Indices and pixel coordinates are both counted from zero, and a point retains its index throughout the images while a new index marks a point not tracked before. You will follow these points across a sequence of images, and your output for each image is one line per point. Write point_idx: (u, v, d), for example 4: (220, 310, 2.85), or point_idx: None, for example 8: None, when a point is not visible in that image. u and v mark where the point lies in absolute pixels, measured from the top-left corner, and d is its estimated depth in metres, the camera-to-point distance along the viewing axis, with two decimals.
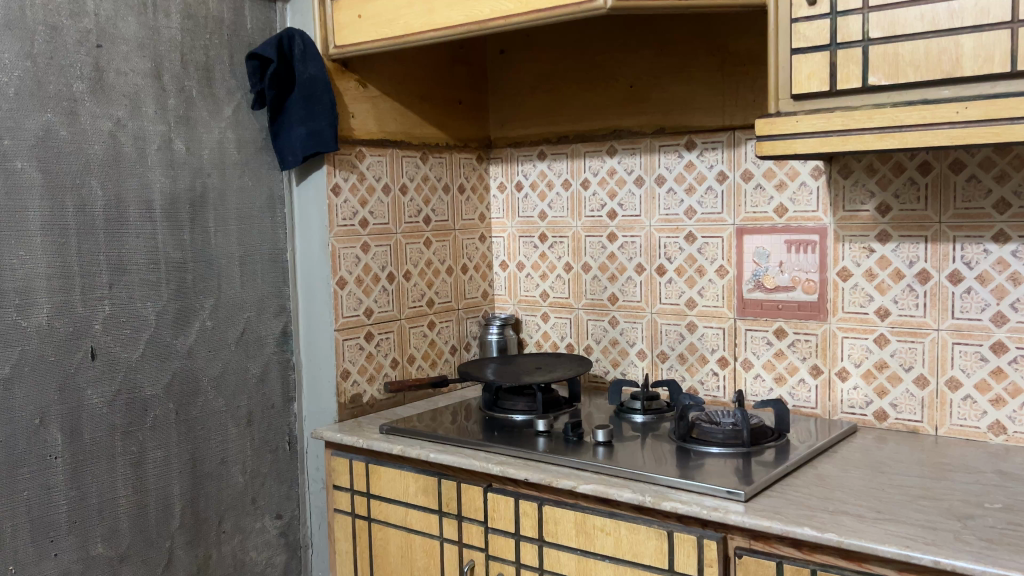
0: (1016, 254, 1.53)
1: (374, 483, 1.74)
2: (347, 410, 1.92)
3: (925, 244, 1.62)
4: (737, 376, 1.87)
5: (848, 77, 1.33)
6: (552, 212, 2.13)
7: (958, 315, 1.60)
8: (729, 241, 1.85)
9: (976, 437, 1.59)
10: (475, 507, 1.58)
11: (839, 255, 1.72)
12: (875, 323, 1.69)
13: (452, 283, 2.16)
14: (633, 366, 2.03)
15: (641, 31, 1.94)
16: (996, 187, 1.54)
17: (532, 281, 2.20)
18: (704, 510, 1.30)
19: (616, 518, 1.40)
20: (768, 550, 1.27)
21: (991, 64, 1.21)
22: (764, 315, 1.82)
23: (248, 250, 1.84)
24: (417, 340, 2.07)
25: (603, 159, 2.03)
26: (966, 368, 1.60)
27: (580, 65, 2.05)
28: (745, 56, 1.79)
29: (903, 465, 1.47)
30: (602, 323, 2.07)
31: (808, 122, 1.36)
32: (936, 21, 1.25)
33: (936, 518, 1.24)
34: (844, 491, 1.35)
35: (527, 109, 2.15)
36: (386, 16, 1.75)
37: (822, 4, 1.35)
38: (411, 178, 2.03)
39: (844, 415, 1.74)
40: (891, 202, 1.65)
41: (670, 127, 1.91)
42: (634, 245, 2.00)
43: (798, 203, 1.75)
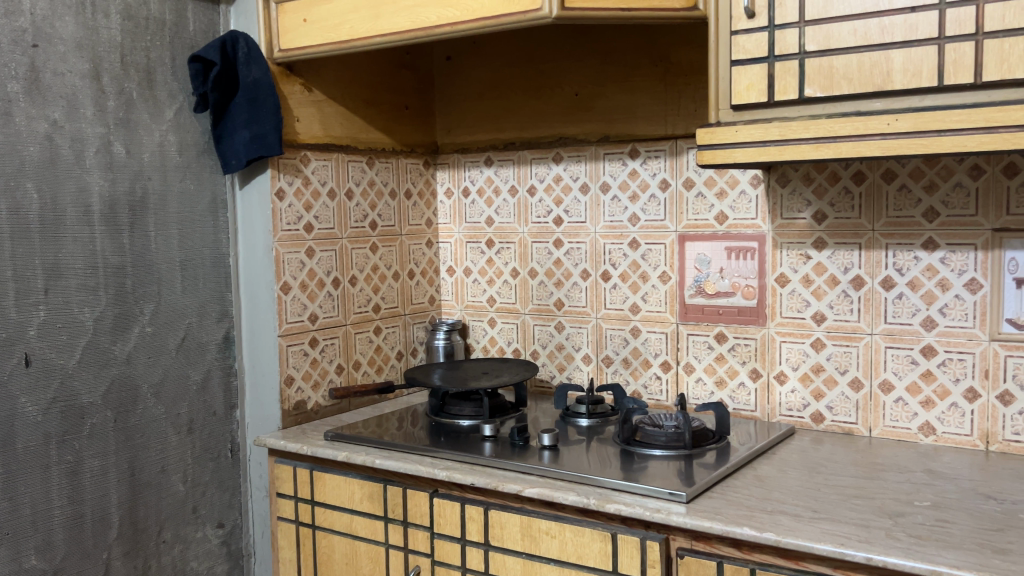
0: (944, 261, 1.59)
1: (319, 490, 1.73)
2: (291, 417, 1.89)
3: (858, 251, 1.67)
4: (679, 380, 1.90)
5: (786, 88, 1.37)
6: (498, 218, 2.15)
7: (891, 320, 1.65)
8: (672, 248, 1.89)
9: (907, 437, 1.65)
10: (421, 512, 1.58)
11: (777, 262, 1.76)
12: (812, 327, 1.74)
13: (398, 289, 2.15)
14: (579, 371, 2.05)
15: (585, 41, 1.97)
16: (926, 196, 1.60)
17: (479, 287, 2.20)
18: (647, 511, 1.32)
19: (561, 521, 1.41)
20: (709, 550, 1.30)
21: (919, 78, 1.26)
22: (705, 320, 1.86)
23: (190, 256, 1.81)
24: (363, 345, 2.06)
25: (549, 165, 2.05)
26: (898, 371, 1.65)
27: (526, 73, 2.06)
28: (686, 67, 1.83)
29: (838, 466, 1.51)
30: (548, 328, 2.09)
31: (746, 132, 1.39)
32: (868, 36, 1.29)
33: (869, 516, 1.28)
34: (782, 491, 1.39)
35: (474, 115, 2.16)
36: (331, 20, 1.74)
37: (761, 17, 1.39)
38: (357, 182, 2.02)
39: (782, 416, 1.78)
40: (827, 211, 1.70)
41: (615, 135, 1.94)
42: (579, 250, 2.02)
43: (737, 210, 1.80)
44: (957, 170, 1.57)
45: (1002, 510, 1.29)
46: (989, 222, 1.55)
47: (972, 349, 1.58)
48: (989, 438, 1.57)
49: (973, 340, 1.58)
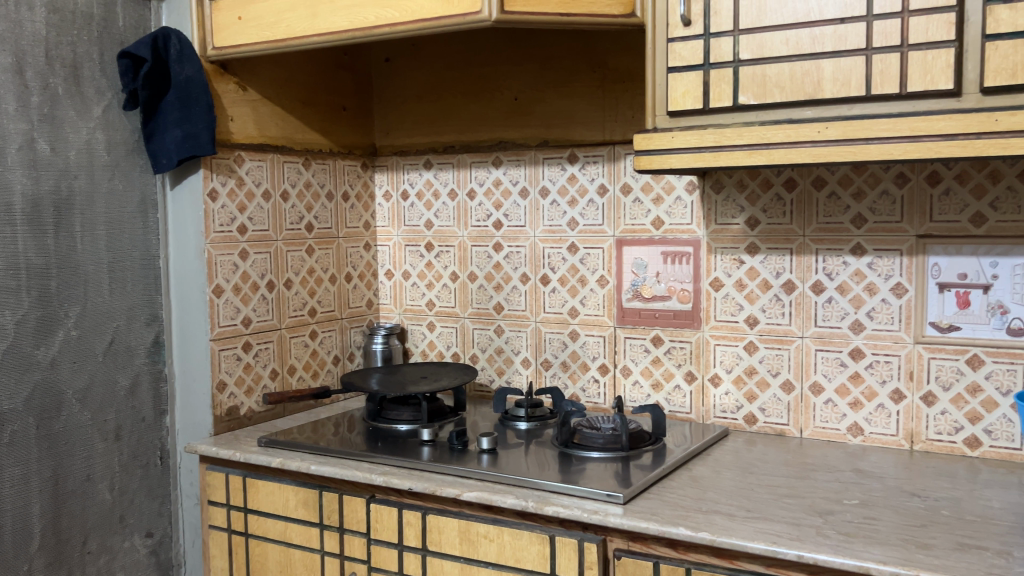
0: (872, 266, 1.64)
1: (252, 497, 1.69)
2: (223, 423, 1.85)
3: (790, 256, 1.71)
4: (617, 383, 1.92)
5: (720, 95, 1.39)
6: (437, 221, 2.14)
7: (821, 323, 1.69)
8: (610, 252, 1.90)
9: (837, 438, 1.69)
10: (357, 518, 1.56)
11: (712, 266, 1.79)
12: (745, 331, 1.77)
13: (335, 292, 2.12)
14: (518, 375, 2.06)
15: (524, 45, 1.97)
16: (854, 204, 1.65)
17: (418, 290, 2.19)
18: (585, 513, 1.32)
19: (499, 524, 1.41)
20: (645, 551, 1.31)
21: (848, 88, 1.30)
22: (642, 323, 1.88)
23: (118, 257, 1.75)
24: (298, 350, 2.03)
25: (489, 169, 2.05)
26: (828, 373, 1.69)
27: (465, 76, 2.06)
28: (624, 73, 1.85)
29: (771, 466, 1.54)
30: (487, 332, 2.09)
31: (682, 138, 1.42)
32: (799, 46, 1.33)
33: (800, 515, 1.31)
34: (716, 492, 1.41)
35: (413, 117, 2.14)
36: (267, 18, 1.71)
37: (696, 25, 1.41)
38: (292, 184, 1.99)
39: (717, 418, 1.81)
40: (760, 216, 1.73)
41: (553, 140, 1.95)
42: (519, 254, 2.03)
43: (673, 216, 1.82)
44: (883, 178, 1.62)
45: (925, 507, 1.33)
46: (913, 228, 1.60)
47: (898, 352, 1.63)
48: (913, 438, 1.62)
49: (899, 343, 1.63)
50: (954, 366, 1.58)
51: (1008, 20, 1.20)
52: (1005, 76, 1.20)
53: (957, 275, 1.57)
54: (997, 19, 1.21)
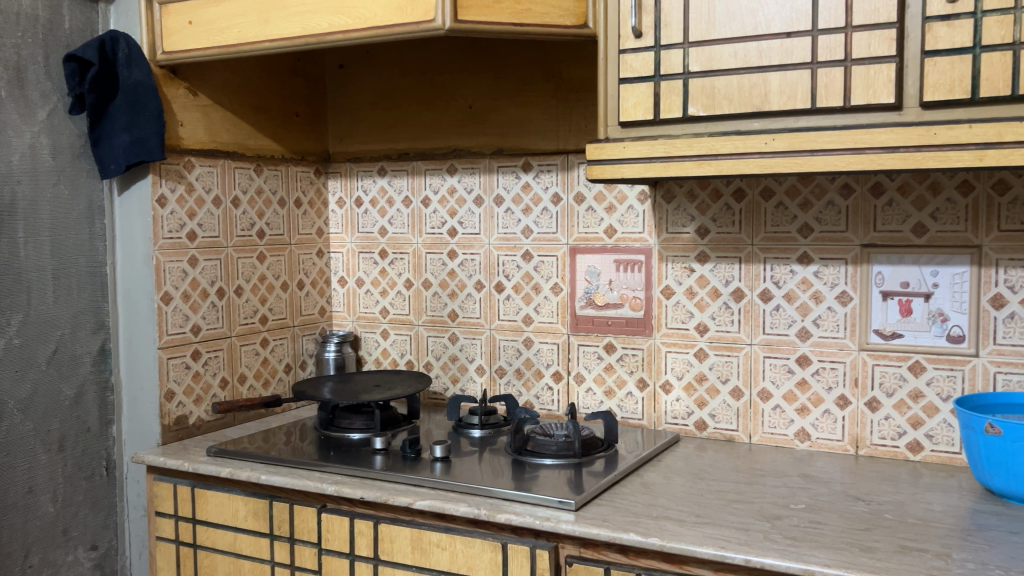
0: (818, 274, 1.68)
1: (200, 508, 1.67)
2: (171, 433, 1.82)
3: (739, 265, 1.74)
4: (570, 390, 1.93)
5: (670, 107, 1.42)
6: (392, 228, 2.13)
7: (769, 330, 1.73)
8: (563, 260, 1.92)
9: (785, 443, 1.72)
10: (308, 528, 1.55)
11: (663, 275, 1.81)
12: (695, 338, 1.79)
13: (287, 300, 2.10)
14: (472, 382, 2.06)
15: (479, 54, 1.98)
16: (801, 213, 1.68)
17: (372, 298, 2.18)
18: (537, 520, 1.33)
19: (452, 533, 1.41)
20: (596, 557, 1.32)
21: (794, 101, 1.33)
22: (595, 331, 1.89)
23: (63, 263, 1.72)
24: (249, 358, 2.00)
25: (443, 176, 2.05)
26: (775, 380, 1.73)
27: (420, 84, 2.06)
28: (577, 84, 1.87)
29: (720, 472, 1.57)
30: (441, 339, 2.09)
31: (634, 148, 1.44)
32: (747, 58, 1.35)
33: (748, 519, 1.33)
34: (667, 498, 1.43)
35: (367, 124, 2.13)
36: (219, 23, 1.70)
37: (647, 37, 1.43)
38: (244, 190, 1.97)
39: (668, 424, 1.83)
40: (710, 225, 1.76)
41: (508, 148, 1.96)
42: (473, 262, 2.03)
43: (625, 224, 1.84)
44: (829, 189, 1.66)
45: (869, 511, 1.36)
46: (858, 238, 1.64)
47: (844, 359, 1.66)
48: (858, 443, 1.66)
49: (844, 349, 1.66)
50: (898, 372, 1.62)
51: (946, 37, 1.24)
52: (943, 91, 1.24)
53: (900, 284, 1.61)
54: (936, 36, 1.24)
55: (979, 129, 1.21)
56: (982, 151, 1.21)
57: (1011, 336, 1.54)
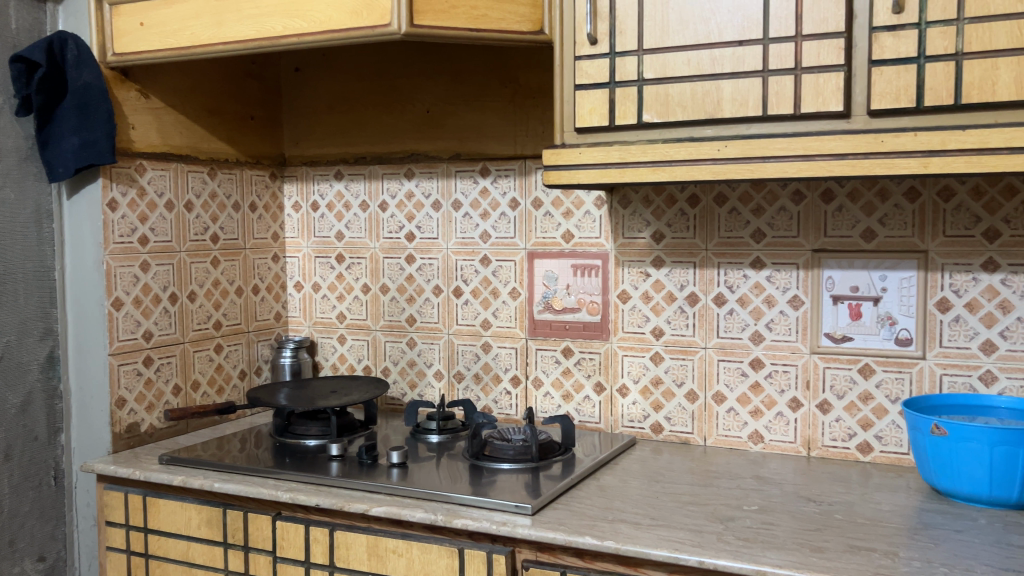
0: (770, 279, 1.70)
1: (152, 517, 1.64)
2: (122, 440, 1.78)
3: (693, 269, 1.77)
4: (528, 394, 1.94)
5: (625, 113, 1.43)
6: (349, 233, 2.12)
7: (723, 334, 1.75)
8: (521, 265, 1.92)
9: (738, 445, 1.75)
10: (263, 536, 1.53)
11: (619, 279, 1.83)
12: (651, 342, 1.81)
13: (242, 305, 2.08)
14: (430, 387, 2.06)
15: (436, 59, 1.98)
16: (754, 219, 1.71)
17: (329, 303, 2.17)
18: (493, 525, 1.33)
19: (408, 539, 1.41)
20: (553, 561, 1.33)
21: (746, 108, 1.35)
22: (553, 335, 1.90)
23: (9, 269, 1.68)
24: (202, 364, 1.98)
25: (401, 181, 2.04)
26: (729, 383, 1.75)
27: (377, 88, 2.05)
28: (535, 89, 1.87)
29: (676, 474, 1.58)
30: (399, 344, 2.08)
31: (589, 154, 1.45)
32: (700, 66, 1.37)
33: (701, 521, 1.34)
34: (623, 501, 1.44)
35: (324, 128, 2.12)
36: (171, 25, 1.68)
37: (602, 43, 1.44)
38: (197, 194, 1.95)
39: (625, 428, 1.85)
40: (665, 231, 1.78)
41: (465, 153, 1.96)
42: (431, 266, 2.03)
43: (582, 229, 1.85)
44: (781, 195, 1.68)
45: (820, 512, 1.38)
46: (809, 243, 1.67)
47: (796, 362, 1.69)
48: (810, 445, 1.69)
49: (796, 352, 1.69)
50: (848, 375, 1.65)
51: (892, 47, 1.26)
52: (889, 100, 1.27)
53: (850, 288, 1.64)
54: (882, 46, 1.27)
55: (923, 137, 1.24)
56: (927, 158, 1.24)
57: (956, 339, 1.58)
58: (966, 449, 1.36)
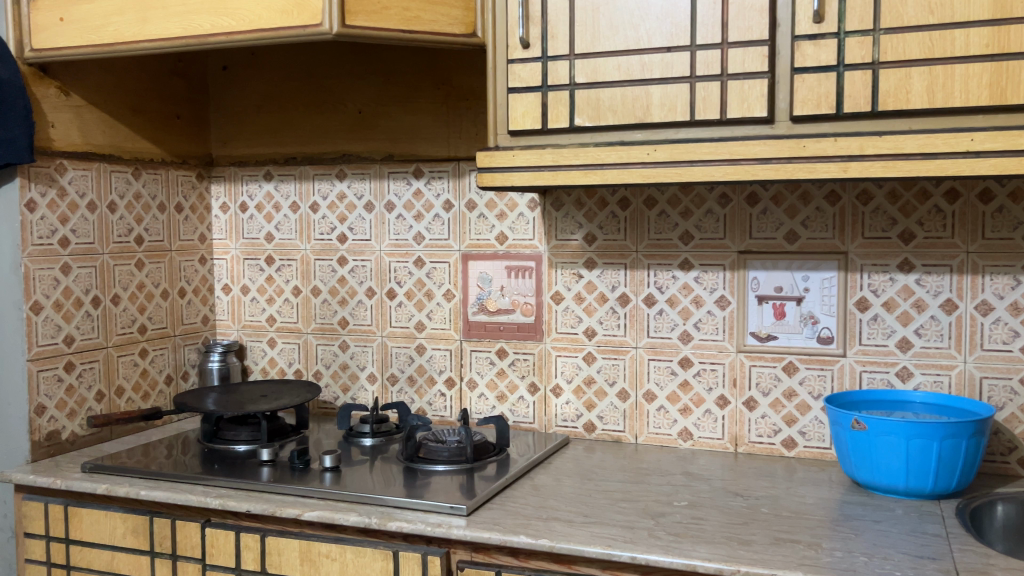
0: (698, 280, 1.74)
1: (74, 527, 1.59)
2: (41, 449, 1.72)
3: (624, 270, 1.79)
4: (463, 396, 1.94)
5: (557, 117, 1.45)
6: (279, 234, 2.09)
7: (653, 334, 1.78)
8: (455, 266, 1.93)
9: (669, 443, 1.78)
10: (191, 544, 1.50)
11: (553, 281, 1.85)
12: (584, 342, 1.84)
13: (168, 309, 2.03)
14: (364, 391, 2.04)
15: (368, 60, 1.96)
16: (682, 221, 1.75)
17: (258, 306, 2.13)
18: (428, 526, 1.33)
19: (342, 543, 1.40)
20: (488, 561, 1.33)
21: (674, 113, 1.38)
22: (487, 336, 1.91)
23: None
24: (127, 369, 1.92)
25: (332, 181, 2.02)
26: (659, 381, 1.78)
27: (307, 88, 2.03)
28: (467, 91, 1.88)
29: (608, 472, 1.61)
30: (331, 347, 2.06)
31: (522, 156, 1.46)
32: (630, 71, 1.40)
33: (633, 517, 1.37)
34: (557, 499, 1.45)
35: (253, 128, 2.09)
36: (92, 21, 1.63)
37: (535, 47, 1.46)
38: (120, 195, 1.90)
39: (558, 427, 1.87)
40: (597, 233, 1.81)
41: (398, 154, 1.95)
42: (364, 268, 2.02)
43: (516, 231, 1.87)
44: (708, 198, 1.73)
45: (747, 506, 1.42)
46: (735, 244, 1.71)
47: (723, 360, 1.74)
48: (737, 441, 1.74)
49: (723, 351, 1.73)
50: (772, 372, 1.70)
51: (813, 55, 1.31)
52: (811, 106, 1.31)
53: (774, 288, 1.69)
54: (804, 54, 1.31)
55: (843, 142, 1.29)
56: (846, 163, 1.29)
57: (874, 337, 1.64)
58: (884, 442, 1.42)
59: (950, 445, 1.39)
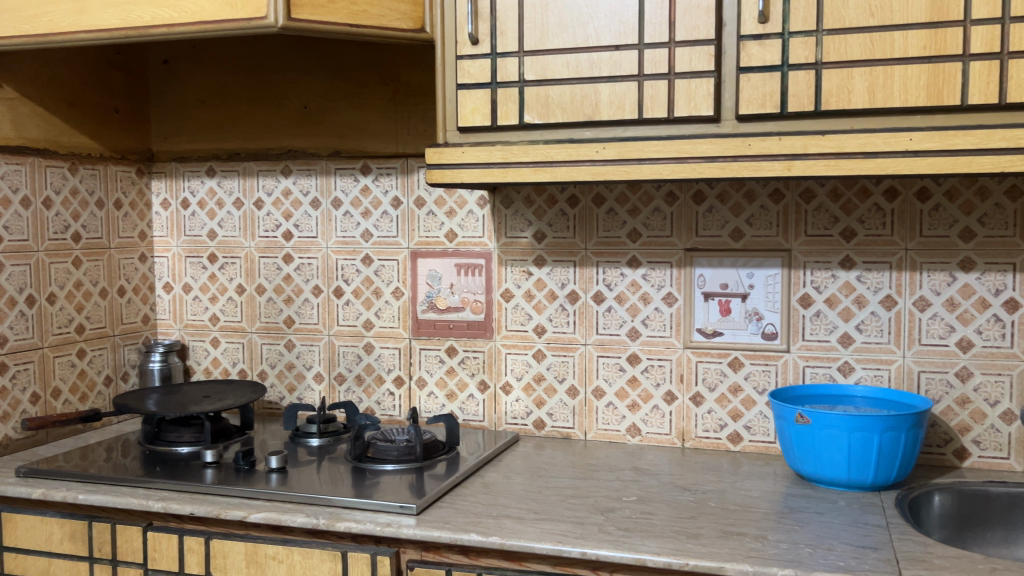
0: (646, 277, 1.76)
1: (8, 534, 1.53)
2: None
3: (573, 268, 1.80)
4: (412, 394, 1.93)
5: (507, 114, 1.45)
6: (222, 231, 2.05)
7: (602, 331, 1.79)
8: (404, 264, 1.91)
9: (617, 439, 1.80)
10: (132, 549, 1.46)
11: (502, 278, 1.85)
12: (534, 339, 1.84)
13: (106, 308, 1.97)
14: (310, 390, 2.01)
15: (314, 54, 1.94)
16: (630, 219, 1.76)
17: (200, 304, 2.09)
18: (377, 526, 1.32)
19: (289, 544, 1.37)
20: (438, 559, 1.32)
21: (622, 111, 1.39)
22: (436, 334, 1.90)
23: None
24: (64, 370, 1.87)
25: (277, 178, 1.99)
26: (608, 378, 1.80)
27: (251, 83, 1.99)
28: (416, 87, 1.87)
29: (557, 469, 1.61)
30: (277, 346, 2.03)
31: (472, 153, 1.45)
32: (579, 69, 1.40)
33: (583, 513, 1.37)
34: (507, 496, 1.45)
35: (195, 123, 2.04)
36: (26, 11, 1.58)
37: (484, 44, 1.45)
38: (56, 190, 1.84)
39: (508, 425, 1.87)
40: (546, 230, 1.81)
41: (345, 150, 1.93)
42: (310, 266, 1.99)
43: (466, 229, 1.86)
44: (655, 197, 1.74)
45: (695, 500, 1.44)
46: (682, 242, 1.73)
47: (670, 356, 1.75)
48: (684, 436, 1.76)
49: (670, 347, 1.75)
50: (718, 368, 1.73)
51: (758, 55, 1.33)
52: (755, 105, 1.33)
53: (720, 285, 1.72)
54: (749, 54, 1.33)
55: (787, 141, 1.31)
56: (790, 161, 1.31)
57: (817, 332, 1.67)
58: (827, 436, 1.45)
59: (890, 438, 1.43)
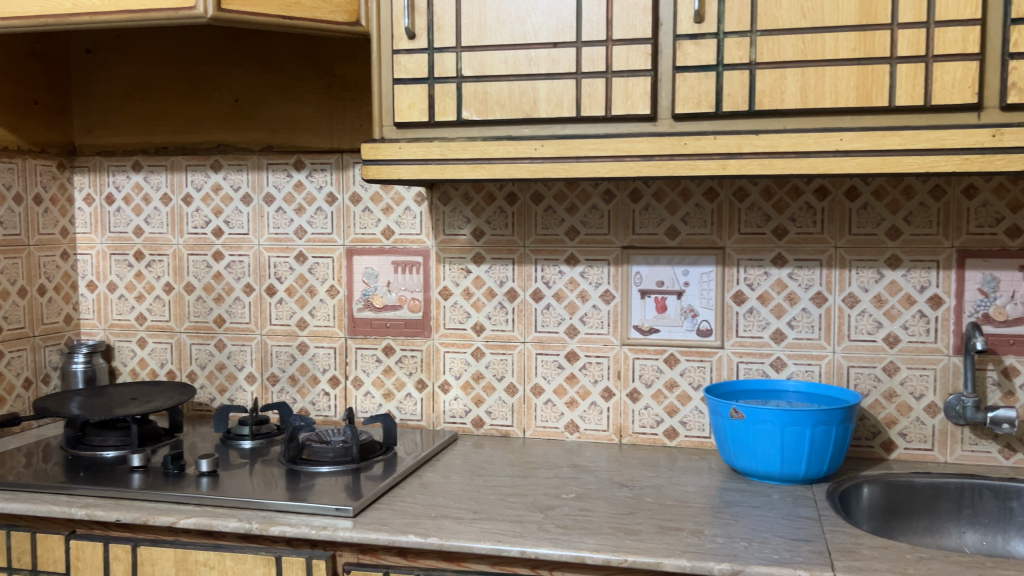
0: (584, 275, 1.76)
1: None
2: None
3: (512, 266, 1.80)
4: (348, 394, 1.90)
5: (445, 110, 1.43)
6: (149, 228, 1.99)
7: (540, 328, 1.79)
8: (340, 261, 1.88)
9: (555, 436, 1.80)
10: (54, 559, 1.40)
11: (440, 276, 1.83)
12: (472, 338, 1.82)
13: (26, 308, 1.89)
14: (242, 391, 1.96)
15: (245, 47, 1.89)
16: (568, 217, 1.76)
17: (126, 303, 2.02)
18: (313, 530, 1.29)
19: (221, 550, 1.33)
20: (375, 562, 1.30)
21: (560, 108, 1.39)
22: (372, 333, 1.87)
23: None
24: None
25: (207, 173, 1.94)
26: (547, 375, 1.80)
27: (180, 75, 1.93)
28: (351, 82, 1.83)
29: (495, 467, 1.60)
30: (207, 346, 1.97)
31: (409, 149, 1.43)
32: (517, 66, 1.40)
33: (522, 512, 1.37)
34: (445, 496, 1.44)
35: (120, 116, 1.97)
36: None
37: (421, 38, 1.43)
38: None
39: (446, 424, 1.85)
40: (484, 228, 1.80)
41: (278, 145, 1.89)
42: (241, 264, 1.94)
43: (403, 226, 1.84)
44: (592, 194, 1.75)
45: (632, 496, 1.45)
46: (619, 240, 1.74)
47: (607, 353, 1.76)
48: (621, 432, 1.77)
49: (608, 345, 1.76)
50: (655, 364, 1.74)
51: (693, 54, 1.34)
52: (691, 104, 1.34)
53: (656, 282, 1.73)
54: (685, 53, 1.34)
55: (723, 140, 1.32)
56: (725, 160, 1.32)
57: (750, 329, 1.70)
58: (760, 430, 1.48)
59: (821, 432, 1.46)
